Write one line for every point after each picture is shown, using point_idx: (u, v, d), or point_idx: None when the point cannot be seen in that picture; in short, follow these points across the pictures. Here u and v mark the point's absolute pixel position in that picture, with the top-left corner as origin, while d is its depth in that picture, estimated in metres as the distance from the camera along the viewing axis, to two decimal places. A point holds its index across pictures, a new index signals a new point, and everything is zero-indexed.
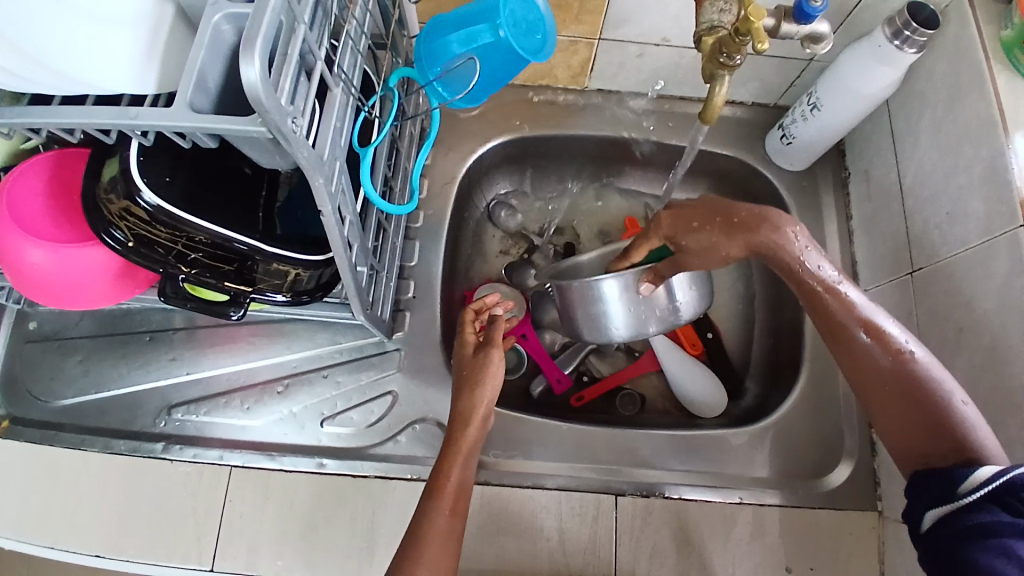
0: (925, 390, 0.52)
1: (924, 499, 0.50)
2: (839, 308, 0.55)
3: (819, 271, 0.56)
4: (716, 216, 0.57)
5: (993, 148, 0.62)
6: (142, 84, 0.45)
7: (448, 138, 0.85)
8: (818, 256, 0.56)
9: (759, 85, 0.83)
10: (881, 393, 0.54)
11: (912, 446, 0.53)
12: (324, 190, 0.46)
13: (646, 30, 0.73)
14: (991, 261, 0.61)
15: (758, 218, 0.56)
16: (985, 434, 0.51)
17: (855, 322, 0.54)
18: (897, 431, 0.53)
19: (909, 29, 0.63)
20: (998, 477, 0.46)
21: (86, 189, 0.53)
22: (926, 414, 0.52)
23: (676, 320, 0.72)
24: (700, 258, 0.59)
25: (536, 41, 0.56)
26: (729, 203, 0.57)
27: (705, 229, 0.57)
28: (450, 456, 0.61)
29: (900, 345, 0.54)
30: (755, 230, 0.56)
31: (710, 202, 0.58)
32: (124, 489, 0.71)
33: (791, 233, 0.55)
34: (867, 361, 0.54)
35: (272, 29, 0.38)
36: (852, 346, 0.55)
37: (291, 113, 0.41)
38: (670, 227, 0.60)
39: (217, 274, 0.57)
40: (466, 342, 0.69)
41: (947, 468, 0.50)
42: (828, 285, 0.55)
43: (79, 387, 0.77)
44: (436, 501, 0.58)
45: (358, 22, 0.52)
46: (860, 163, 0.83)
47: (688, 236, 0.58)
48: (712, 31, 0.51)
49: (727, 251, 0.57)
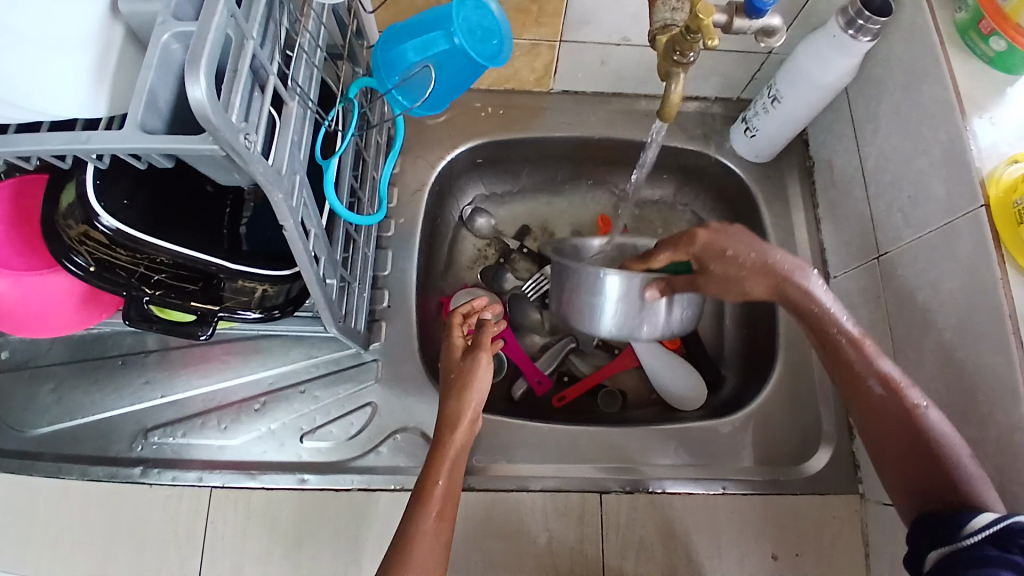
0: (934, 445, 0.53)
1: (925, 537, 0.50)
2: (860, 363, 0.56)
3: (846, 325, 0.58)
4: (752, 253, 0.59)
5: (951, 130, 0.63)
6: (92, 107, 0.44)
7: (416, 145, 0.85)
8: (842, 311, 0.58)
9: (721, 79, 0.84)
10: (890, 445, 0.55)
11: (914, 494, 0.53)
12: (284, 206, 0.46)
13: (607, 30, 0.74)
14: (953, 242, 0.62)
15: (789, 269, 0.58)
16: (988, 492, 0.51)
17: (873, 376, 0.56)
18: (901, 478, 0.54)
19: (862, 19, 0.64)
20: (997, 522, 0.46)
21: (45, 215, 0.52)
22: (933, 468, 0.52)
23: (668, 330, 0.70)
24: (723, 288, 0.62)
25: (492, 46, 0.56)
26: (765, 247, 0.60)
27: (742, 265, 0.59)
28: (436, 462, 0.59)
29: (915, 400, 0.55)
30: (789, 278, 0.58)
31: (745, 239, 0.60)
32: (105, 516, 0.70)
33: (814, 284, 0.58)
34: (878, 413, 0.56)
35: (218, 46, 0.38)
36: (865, 399, 0.56)
37: (244, 130, 0.40)
38: (705, 249, 0.60)
39: (182, 295, 0.57)
40: (454, 346, 0.68)
41: (949, 515, 0.50)
42: (853, 339, 0.57)
43: (52, 415, 0.75)
44: (423, 507, 0.57)
45: (311, 35, 0.52)
46: (823, 152, 0.84)
47: (720, 265, 0.60)
48: (666, 29, 0.53)
49: (752, 287, 0.60)
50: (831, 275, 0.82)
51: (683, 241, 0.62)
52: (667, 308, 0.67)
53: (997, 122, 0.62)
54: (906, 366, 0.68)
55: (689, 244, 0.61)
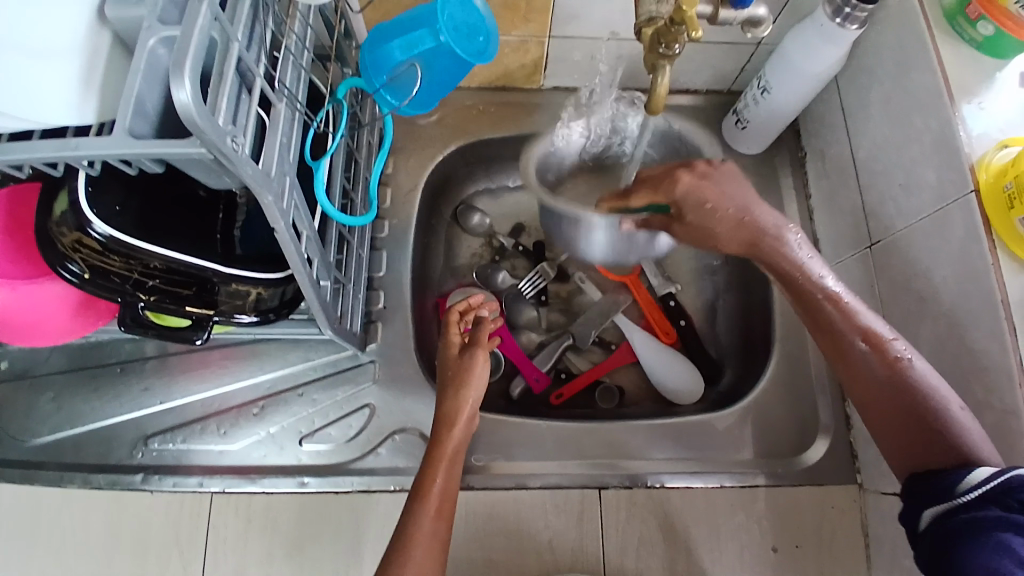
0: (922, 396, 0.54)
1: (918, 497, 0.50)
2: (842, 320, 0.57)
3: (823, 282, 0.59)
4: (733, 207, 0.59)
5: (940, 116, 0.63)
6: (80, 114, 0.44)
7: (408, 146, 0.85)
8: (819, 267, 0.60)
9: (711, 72, 0.85)
10: (878, 398, 0.55)
11: (907, 449, 0.53)
12: (274, 207, 0.46)
13: (595, 24, 0.74)
14: (944, 226, 0.62)
15: (765, 226, 0.59)
16: (978, 439, 0.52)
17: (855, 332, 0.57)
18: (892, 432, 0.55)
19: (850, 7, 0.64)
20: (994, 479, 0.46)
21: (39, 224, 0.52)
22: (921, 416, 0.53)
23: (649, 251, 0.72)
24: (698, 236, 0.61)
25: (479, 43, 0.57)
26: (747, 198, 0.59)
27: (722, 215, 0.59)
28: (432, 460, 0.61)
29: (898, 352, 0.56)
30: (764, 236, 0.59)
31: (728, 188, 0.59)
32: (108, 524, 0.70)
33: (789, 240, 0.59)
34: (863, 368, 0.56)
35: (203, 49, 0.38)
36: (850, 355, 0.57)
37: (231, 132, 0.41)
38: (685, 191, 0.58)
39: (177, 299, 0.57)
40: (451, 343, 0.69)
41: (942, 469, 0.50)
42: (832, 296, 0.58)
43: (53, 424, 0.75)
44: (420, 504, 0.57)
45: (298, 37, 0.52)
46: (815, 141, 0.84)
47: (696, 208, 0.59)
48: (651, 22, 0.53)
49: (725, 241, 0.60)
50: (825, 265, 0.82)
51: (665, 184, 0.59)
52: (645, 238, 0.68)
53: (985, 109, 0.62)
54: None
55: (670, 188, 0.59)
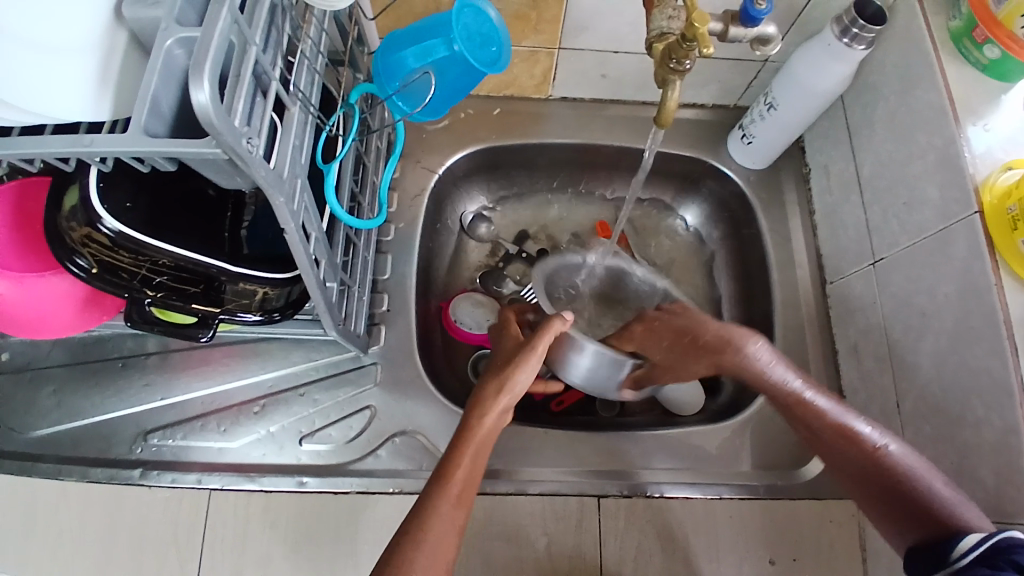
0: (908, 477, 0.53)
1: (918, 567, 0.50)
2: (815, 420, 0.57)
3: (787, 383, 0.58)
4: (684, 336, 0.65)
5: (945, 135, 0.64)
6: (96, 111, 0.45)
7: (416, 151, 0.86)
8: (784, 372, 0.58)
9: (719, 86, 0.85)
10: (867, 489, 0.55)
11: (902, 531, 0.53)
12: (285, 209, 0.46)
13: (606, 36, 0.75)
14: (948, 247, 0.63)
15: (724, 339, 0.60)
16: (967, 510, 0.51)
17: (830, 431, 0.56)
18: (885, 519, 0.54)
19: (857, 27, 0.65)
20: (988, 540, 0.46)
21: (48, 218, 0.53)
22: (912, 500, 0.53)
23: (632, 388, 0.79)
24: (666, 370, 0.71)
25: (491, 53, 0.58)
26: (699, 323, 0.64)
27: (671, 352, 0.68)
28: (461, 445, 0.58)
29: (875, 442, 0.55)
30: (720, 352, 0.61)
31: (679, 320, 0.67)
32: (105, 518, 0.70)
33: (753, 351, 0.58)
34: (845, 462, 0.56)
35: (222, 53, 0.39)
36: (833, 455, 0.57)
37: (246, 134, 0.41)
38: (641, 340, 0.71)
39: (184, 296, 0.58)
40: (507, 339, 0.70)
41: (940, 540, 0.50)
42: (798, 398, 0.57)
43: (52, 418, 0.75)
44: (441, 487, 0.55)
45: (313, 41, 0.53)
46: (819, 158, 0.84)
47: (654, 351, 0.70)
48: (662, 37, 0.54)
49: (701, 367, 0.65)
50: (827, 280, 0.82)
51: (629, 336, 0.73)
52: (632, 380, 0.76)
53: (990, 130, 0.62)
54: (902, 372, 0.69)
55: (628, 338, 0.73)
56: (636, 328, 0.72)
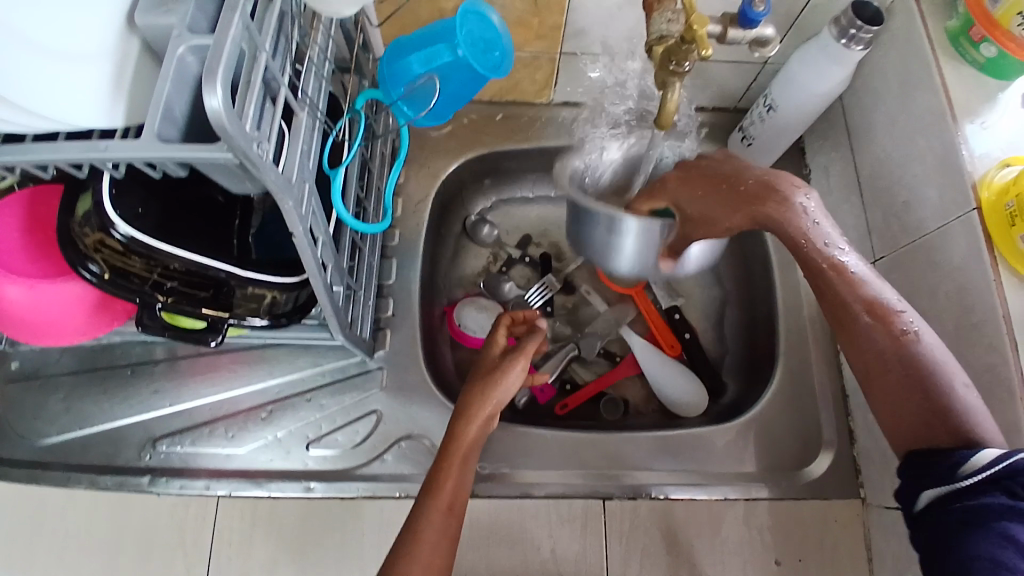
0: (930, 373, 0.52)
1: (919, 471, 0.50)
2: (846, 291, 0.54)
3: (827, 248, 0.54)
4: (722, 185, 0.57)
5: (943, 135, 0.64)
6: (111, 117, 0.46)
7: (420, 156, 0.87)
8: (827, 231, 0.54)
9: (719, 90, 0.86)
10: (885, 376, 0.53)
11: (907, 428, 0.52)
12: (294, 212, 0.47)
13: (607, 42, 0.76)
14: (948, 243, 0.63)
15: (771, 183, 0.55)
16: (983, 421, 0.51)
17: (859, 303, 0.54)
18: (893, 413, 0.53)
19: (855, 28, 0.66)
20: (1002, 460, 0.47)
21: (62, 224, 0.53)
22: (929, 400, 0.51)
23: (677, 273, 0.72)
24: (702, 227, 0.59)
25: (494, 57, 0.59)
26: (742, 171, 0.57)
27: (708, 200, 0.57)
28: (445, 457, 0.59)
29: (904, 325, 0.53)
30: (761, 202, 0.55)
31: (728, 165, 0.58)
32: (113, 525, 0.70)
33: (799, 203, 0.54)
34: (867, 344, 0.53)
35: (233, 58, 0.40)
36: (857, 332, 0.54)
37: (256, 138, 0.42)
38: (674, 192, 0.60)
39: (194, 301, 0.57)
40: (496, 343, 0.67)
41: (946, 449, 0.50)
42: (835, 264, 0.54)
43: (61, 425, 0.76)
44: (429, 502, 0.56)
45: (320, 48, 0.54)
46: (819, 159, 0.85)
47: (687, 204, 0.59)
48: (662, 40, 0.54)
49: (727, 224, 0.57)
50: None
51: (660, 189, 0.62)
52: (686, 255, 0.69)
53: (987, 128, 0.63)
54: None
55: (660, 192, 0.62)
56: (669, 180, 0.61)
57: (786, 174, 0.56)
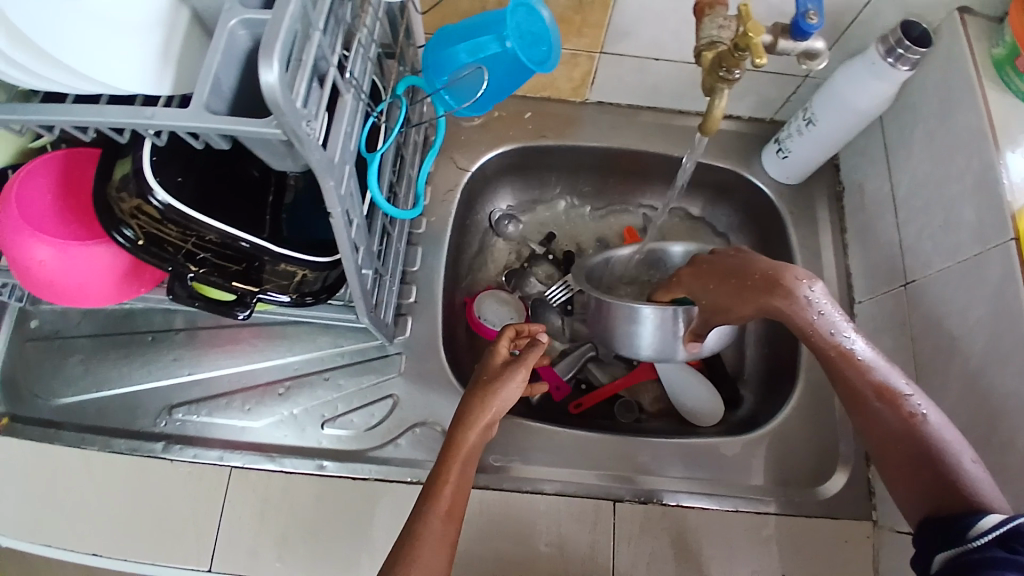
0: (937, 449, 0.52)
1: (928, 538, 0.49)
2: (856, 376, 0.55)
3: (836, 336, 0.56)
4: (731, 277, 0.62)
5: (984, 159, 0.64)
6: (157, 85, 0.45)
7: (451, 145, 0.87)
8: (835, 320, 0.56)
9: (756, 99, 0.85)
10: (892, 451, 0.54)
11: (919, 499, 0.52)
12: (334, 193, 0.47)
13: (647, 43, 0.75)
14: (982, 271, 0.63)
15: (777, 276, 0.58)
16: (991, 491, 0.50)
17: (869, 388, 0.55)
18: (902, 484, 0.53)
19: (902, 47, 0.66)
20: (1007, 522, 0.45)
21: (97, 189, 0.54)
22: (936, 473, 0.51)
23: (703, 353, 0.76)
24: (718, 314, 0.65)
25: (541, 52, 0.58)
26: (748, 264, 0.61)
27: (720, 292, 0.63)
28: (448, 461, 0.58)
29: (912, 407, 0.54)
30: (770, 293, 0.58)
31: (732, 261, 0.63)
32: (124, 490, 0.70)
33: (805, 296, 0.57)
34: (877, 424, 0.54)
35: (290, 36, 0.40)
36: (866, 412, 0.55)
37: (306, 117, 0.42)
38: (688, 284, 0.67)
39: (224, 274, 0.58)
40: (498, 353, 0.65)
41: (954, 514, 0.49)
42: (843, 351, 0.56)
43: (79, 386, 0.77)
44: (428, 506, 0.55)
45: (368, 31, 0.54)
46: (854, 177, 0.84)
47: (701, 294, 0.65)
48: (712, 46, 0.54)
49: (741, 312, 0.62)
50: (855, 300, 0.81)
51: (676, 283, 0.69)
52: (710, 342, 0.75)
53: None
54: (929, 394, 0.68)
55: (677, 285, 0.69)
56: (684, 273, 0.68)
57: (795, 267, 0.59)
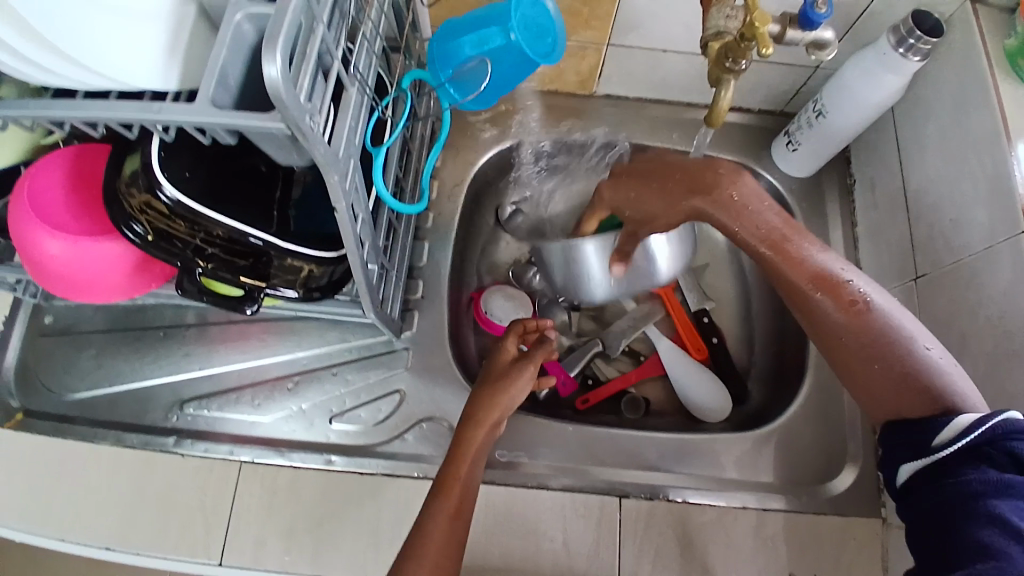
0: (888, 340, 0.52)
1: (897, 442, 0.52)
2: (788, 267, 0.53)
3: (762, 228, 0.53)
4: (654, 180, 0.58)
5: (996, 155, 0.63)
6: (165, 79, 0.46)
7: (457, 140, 0.87)
8: (762, 213, 0.53)
9: (767, 92, 0.85)
10: (842, 349, 0.53)
11: (876, 395, 0.53)
12: (338, 187, 0.47)
13: (656, 35, 0.75)
14: (994, 265, 0.62)
15: (701, 173, 0.55)
16: (951, 375, 0.52)
17: (807, 280, 0.52)
18: (857, 381, 0.54)
19: (914, 38, 0.65)
20: (980, 425, 0.48)
21: (108, 182, 0.54)
22: (892, 369, 0.52)
23: (653, 280, 0.74)
24: (645, 224, 0.61)
25: (546, 44, 0.58)
26: (672, 164, 0.58)
27: (642, 197, 0.59)
28: (460, 454, 0.58)
29: (854, 295, 0.52)
30: (693, 194, 0.54)
31: (657, 162, 0.60)
32: (134, 482, 0.71)
33: (729, 192, 0.53)
34: (823, 320, 0.53)
35: (293, 30, 0.40)
36: (807, 306, 0.53)
37: (309, 111, 0.42)
38: (610, 197, 0.64)
39: (232, 270, 0.58)
40: (506, 351, 0.67)
41: (920, 419, 0.51)
42: (773, 243, 0.52)
43: (91, 380, 0.78)
44: (440, 501, 0.55)
45: (373, 25, 0.54)
46: (866, 170, 0.83)
47: (624, 204, 0.62)
48: (719, 36, 0.53)
49: (660, 216, 0.58)
50: None
51: (599, 200, 0.67)
52: (643, 263, 0.72)
53: None
54: None
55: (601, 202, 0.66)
56: (604, 188, 0.66)
57: (721, 162, 0.55)
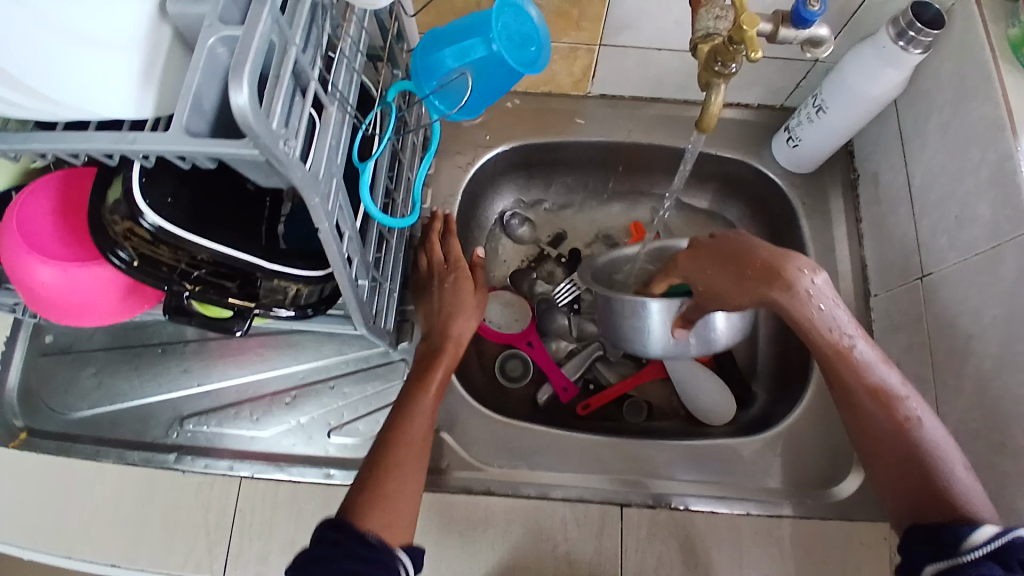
0: (929, 457, 0.52)
1: (915, 544, 0.48)
2: (850, 375, 0.53)
3: (833, 332, 0.52)
4: (730, 264, 0.55)
5: (1001, 150, 0.60)
6: (140, 106, 0.46)
7: (450, 146, 0.85)
8: (840, 317, 0.52)
9: (764, 88, 0.82)
10: (881, 453, 0.54)
11: (904, 500, 0.52)
12: (320, 209, 0.47)
13: (649, 34, 0.73)
14: (998, 266, 0.60)
15: (776, 265, 0.52)
16: (984, 502, 0.49)
17: (864, 391, 0.53)
18: (888, 481, 0.53)
19: (913, 30, 0.62)
20: (1000, 537, 0.45)
21: (92, 209, 0.54)
22: (926, 480, 0.51)
23: (712, 347, 0.71)
24: (716, 300, 0.59)
25: (530, 53, 0.57)
26: (751, 249, 0.54)
27: (715, 276, 0.57)
28: (434, 362, 0.68)
29: (907, 411, 0.53)
30: (768, 284, 0.52)
31: (733, 244, 0.56)
32: (135, 500, 0.71)
33: (809, 290, 0.51)
34: (871, 427, 0.54)
35: (262, 54, 0.39)
36: (859, 413, 0.54)
37: (284, 136, 0.41)
38: (685, 267, 0.61)
39: (220, 291, 0.58)
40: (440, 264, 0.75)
41: (938, 524, 0.48)
42: (840, 351, 0.52)
43: (93, 399, 0.79)
44: (419, 397, 0.65)
45: (352, 40, 0.53)
46: (869, 165, 0.81)
47: (698, 278, 0.59)
48: (708, 38, 0.52)
49: (732, 296, 0.56)
50: (871, 293, 0.78)
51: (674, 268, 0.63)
52: (704, 330, 0.69)
53: None
54: (943, 394, 0.65)
55: (673, 270, 0.64)
56: (682, 256, 0.62)
57: (799, 256, 0.53)
